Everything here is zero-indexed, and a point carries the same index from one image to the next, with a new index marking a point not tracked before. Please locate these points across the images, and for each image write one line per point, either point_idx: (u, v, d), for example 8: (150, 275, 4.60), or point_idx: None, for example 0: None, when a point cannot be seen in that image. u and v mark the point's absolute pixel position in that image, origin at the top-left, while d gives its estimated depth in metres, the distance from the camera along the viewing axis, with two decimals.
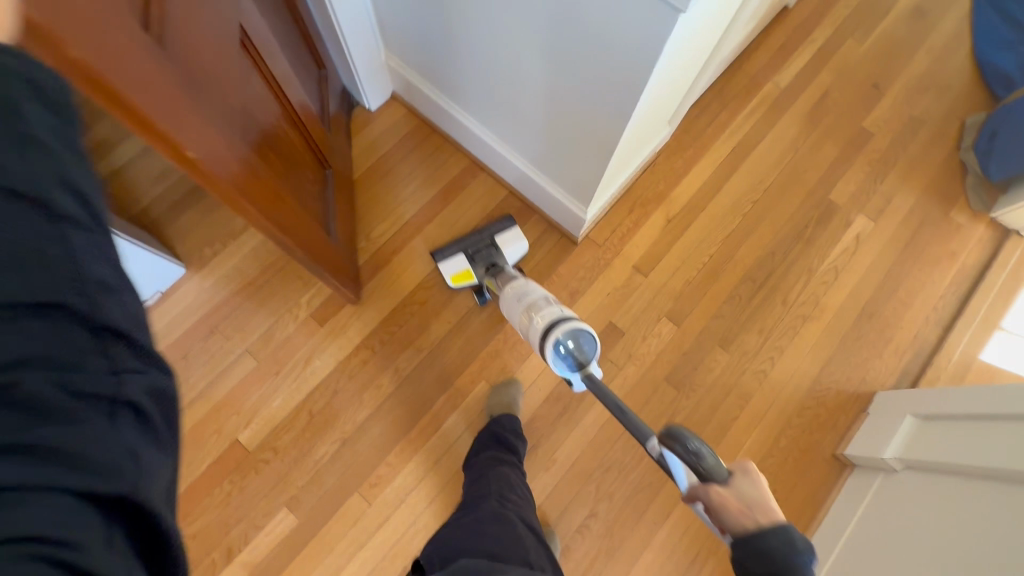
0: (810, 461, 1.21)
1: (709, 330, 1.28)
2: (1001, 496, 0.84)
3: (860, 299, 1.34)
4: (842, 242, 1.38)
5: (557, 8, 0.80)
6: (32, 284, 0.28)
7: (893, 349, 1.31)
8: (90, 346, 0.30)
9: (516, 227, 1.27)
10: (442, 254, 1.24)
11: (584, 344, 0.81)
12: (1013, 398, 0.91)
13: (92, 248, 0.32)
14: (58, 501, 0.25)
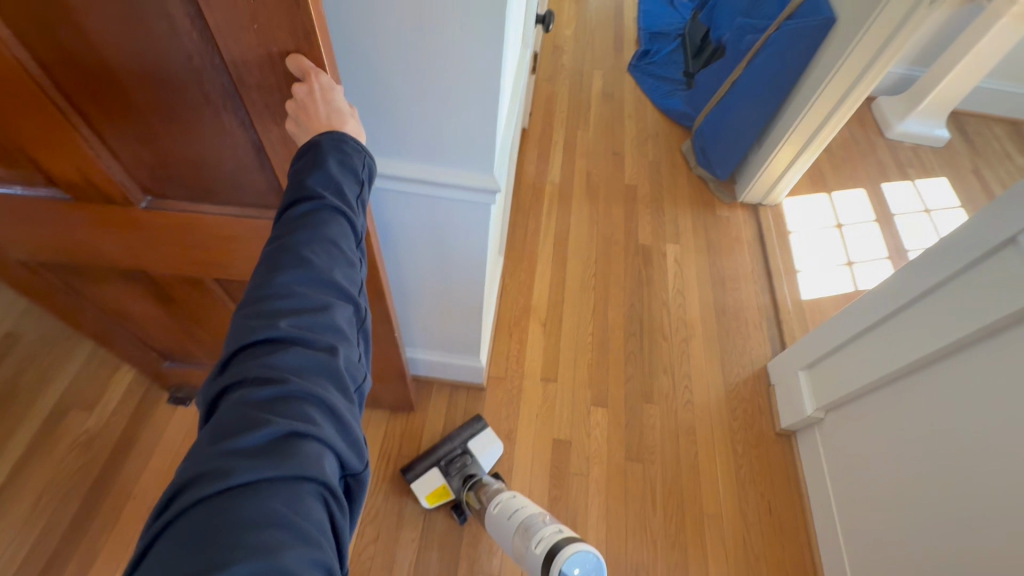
0: (769, 449, 1.34)
1: (631, 393, 1.39)
2: (907, 395, 1.03)
3: (709, 303, 1.60)
4: (670, 269, 1.66)
5: (400, 239, 0.86)
6: (343, 284, 0.51)
7: (754, 325, 1.57)
8: (351, 334, 0.52)
9: (487, 428, 1.25)
10: (414, 471, 1.18)
11: (590, 568, 0.83)
12: (850, 319, 1.17)
13: (359, 272, 0.56)
14: (331, 451, 0.42)
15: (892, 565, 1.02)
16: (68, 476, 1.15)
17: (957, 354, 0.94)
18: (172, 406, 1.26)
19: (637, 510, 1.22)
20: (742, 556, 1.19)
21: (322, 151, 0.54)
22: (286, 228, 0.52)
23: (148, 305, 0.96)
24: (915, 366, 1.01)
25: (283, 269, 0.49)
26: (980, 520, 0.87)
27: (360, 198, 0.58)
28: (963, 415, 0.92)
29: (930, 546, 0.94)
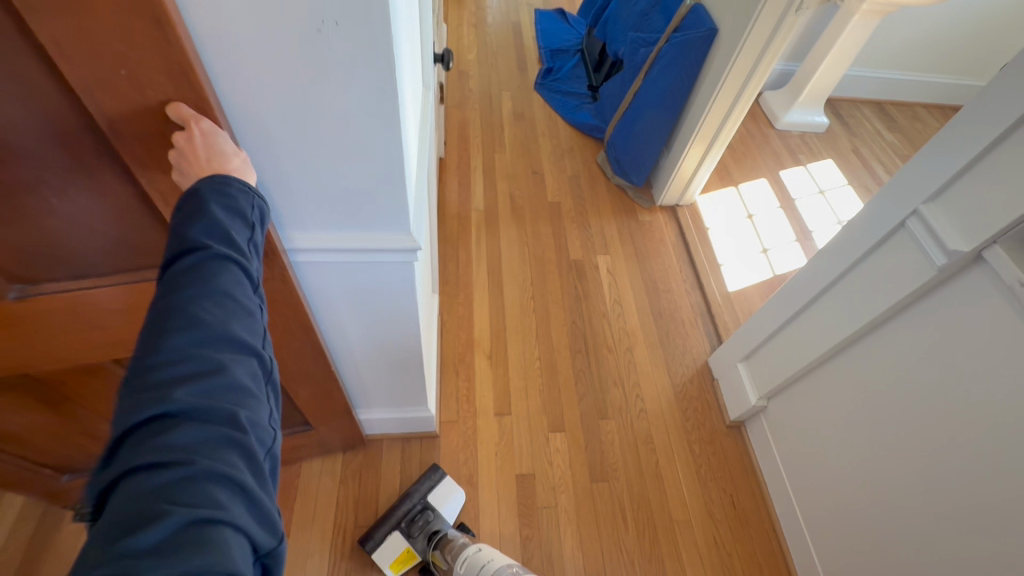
0: (723, 444, 1.38)
1: (586, 412, 1.39)
2: (837, 376, 1.10)
3: (646, 308, 1.64)
4: (604, 280, 1.69)
5: (321, 309, 0.79)
6: (245, 338, 0.45)
7: (690, 323, 1.62)
8: (259, 389, 0.45)
9: (446, 476, 1.20)
10: (374, 540, 1.10)
11: None
12: (776, 309, 1.24)
13: (263, 320, 0.49)
14: (241, 536, 0.36)
15: (850, 540, 1.07)
16: None
17: (873, 332, 1.01)
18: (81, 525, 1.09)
19: (609, 532, 1.21)
20: (716, 557, 1.20)
21: (201, 196, 0.48)
22: (167, 284, 0.44)
23: (37, 416, 0.78)
24: (839, 347, 1.08)
25: (168, 332, 0.41)
26: (916, 485, 0.93)
27: (254, 239, 0.51)
28: (887, 388, 0.98)
29: (880, 517, 1.00)
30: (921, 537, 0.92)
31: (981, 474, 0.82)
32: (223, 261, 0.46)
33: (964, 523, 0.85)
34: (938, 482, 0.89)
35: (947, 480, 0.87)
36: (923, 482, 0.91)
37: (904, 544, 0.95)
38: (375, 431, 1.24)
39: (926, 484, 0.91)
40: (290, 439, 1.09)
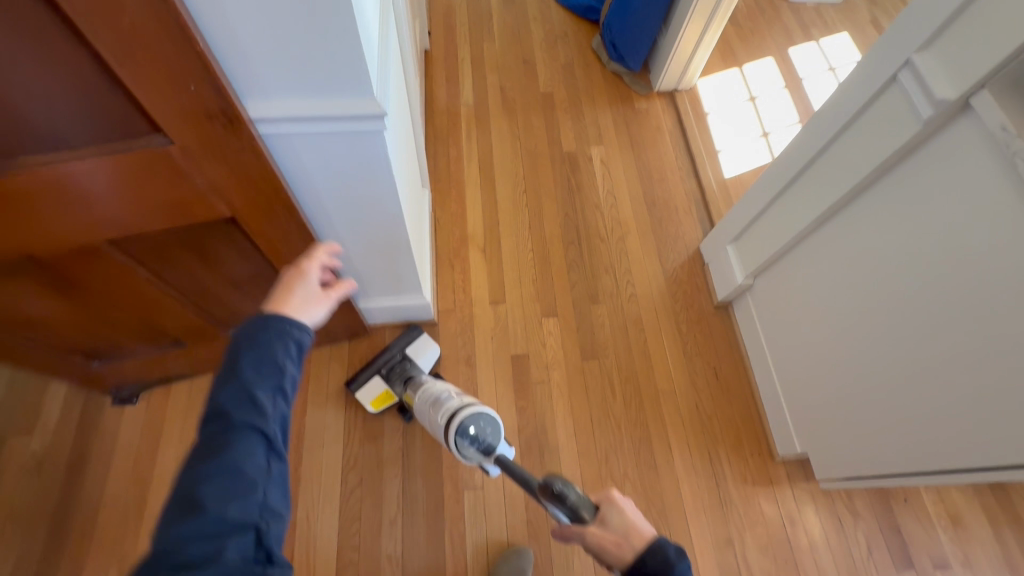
0: (711, 323, 1.44)
1: (578, 298, 1.44)
2: (821, 247, 1.11)
3: (639, 198, 1.63)
4: (598, 172, 1.66)
5: (303, 191, 0.81)
6: (239, 513, 0.53)
7: (684, 211, 1.62)
8: (250, 554, 0.52)
9: (424, 333, 1.29)
10: (357, 382, 1.23)
11: (488, 427, 0.96)
12: (766, 186, 1.23)
13: (272, 480, 0.57)
14: None
15: (823, 398, 1.14)
16: (29, 499, 1.12)
17: (858, 198, 1.00)
18: (120, 408, 1.21)
19: (599, 402, 1.31)
20: (697, 420, 1.31)
21: (234, 372, 0.59)
22: (201, 450, 0.56)
23: (46, 301, 0.84)
24: (825, 218, 1.08)
25: (182, 498, 0.52)
26: (888, 343, 0.97)
27: (276, 400, 0.60)
28: (868, 251, 0.99)
29: (854, 374, 1.06)
30: (890, 388, 0.98)
31: (953, 322, 0.85)
32: (238, 435, 0.56)
33: (935, 369, 0.89)
34: (912, 336, 0.92)
35: (920, 333, 0.91)
36: (898, 337, 0.95)
37: (875, 395, 1.01)
38: (376, 320, 1.32)
39: (897, 337, 0.95)
40: None
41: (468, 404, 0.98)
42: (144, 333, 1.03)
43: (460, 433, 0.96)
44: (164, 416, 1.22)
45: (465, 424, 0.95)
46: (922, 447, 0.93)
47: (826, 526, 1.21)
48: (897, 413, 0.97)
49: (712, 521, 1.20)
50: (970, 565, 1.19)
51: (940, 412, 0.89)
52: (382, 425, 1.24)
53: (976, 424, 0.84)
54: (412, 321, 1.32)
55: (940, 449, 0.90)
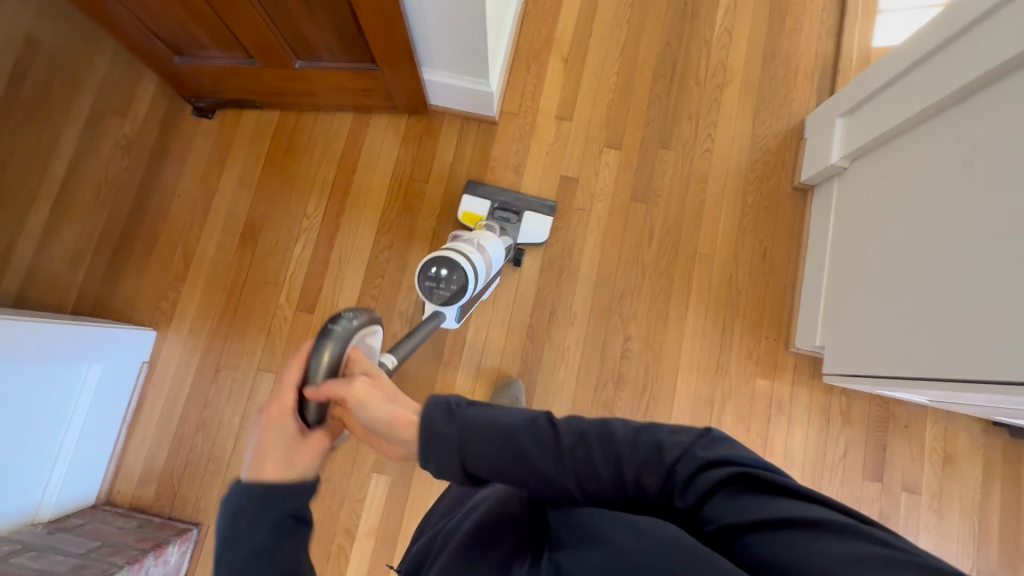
0: (780, 204, 1.31)
1: (647, 138, 1.34)
2: (943, 132, 0.95)
3: (759, 45, 1.39)
4: (723, 2, 1.41)
5: None
6: None
7: (804, 74, 1.38)
8: None
9: (549, 219, 1.25)
10: (477, 189, 1.26)
11: (451, 284, 0.93)
12: (913, 48, 1.02)
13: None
14: None
15: (861, 294, 1.07)
16: (119, 175, 1.29)
17: (1015, 72, 0.81)
18: (197, 120, 1.32)
19: (632, 246, 1.28)
20: (725, 291, 1.27)
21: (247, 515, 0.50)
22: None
23: None
24: (963, 94, 0.91)
25: None
26: (961, 252, 0.87)
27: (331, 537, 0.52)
28: (992, 139, 0.84)
29: (904, 274, 0.97)
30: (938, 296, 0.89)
31: None
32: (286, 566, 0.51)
33: (996, 280, 0.80)
34: (994, 239, 0.81)
35: (1001, 239, 0.80)
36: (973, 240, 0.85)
37: (914, 298, 0.94)
38: (438, 102, 1.29)
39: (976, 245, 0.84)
40: (358, 77, 1.16)
41: (466, 261, 0.93)
42: (221, 32, 1.06)
43: (437, 262, 0.92)
44: (234, 137, 1.31)
45: (445, 264, 0.92)
46: (935, 361, 0.88)
47: (811, 420, 1.22)
48: (930, 324, 0.90)
49: (701, 380, 1.23)
50: (940, 499, 1.18)
51: (976, 323, 0.82)
52: (420, 203, 1.29)
53: (1009, 340, 0.76)
54: (554, 206, 1.27)
55: (955, 359, 0.84)
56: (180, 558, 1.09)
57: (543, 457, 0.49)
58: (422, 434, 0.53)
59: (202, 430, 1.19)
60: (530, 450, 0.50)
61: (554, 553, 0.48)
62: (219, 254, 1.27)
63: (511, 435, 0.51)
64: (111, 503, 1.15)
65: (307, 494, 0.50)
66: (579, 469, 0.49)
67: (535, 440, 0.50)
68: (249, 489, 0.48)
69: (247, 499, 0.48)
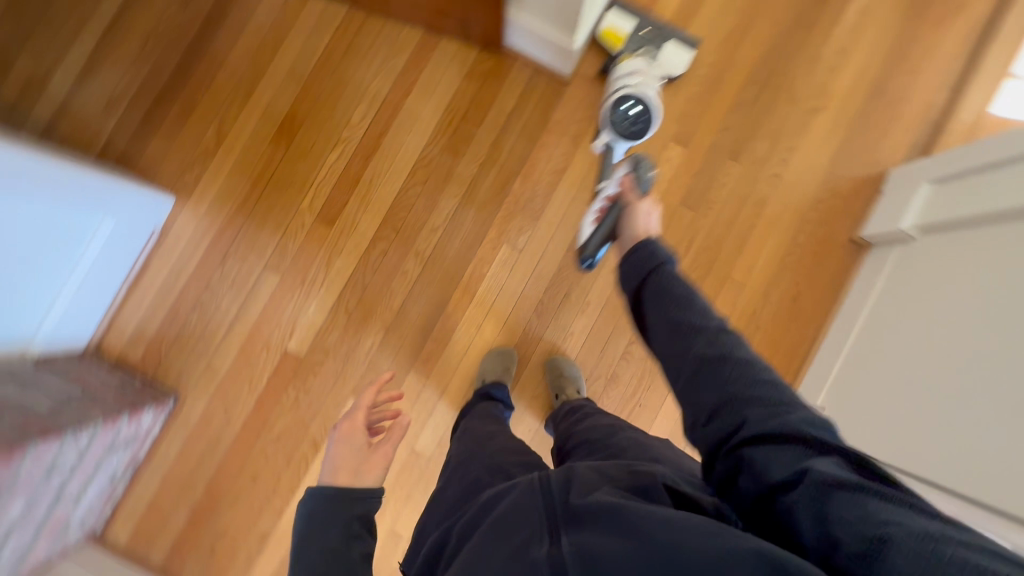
0: (831, 251, 1.24)
1: (718, 145, 1.25)
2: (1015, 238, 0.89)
3: (869, 77, 1.27)
4: (847, 19, 1.27)
5: None
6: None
7: (905, 124, 1.26)
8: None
9: (692, 49, 1.23)
10: (618, 8, 1.21)
11: (634, 121, 1.12)
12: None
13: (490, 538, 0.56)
14: None
15: (884, 372, 1.02)
16: (170, 29, 1.23)
17: None
18: None
19: None
20: (744, 324, 1.23)
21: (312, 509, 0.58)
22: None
23: None
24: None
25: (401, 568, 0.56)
26: (982, 367, 0.84)
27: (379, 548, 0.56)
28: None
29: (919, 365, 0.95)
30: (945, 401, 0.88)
31: None
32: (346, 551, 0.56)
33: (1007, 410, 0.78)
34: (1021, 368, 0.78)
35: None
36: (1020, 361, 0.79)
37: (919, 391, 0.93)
38: (514, 43, 1.20)
39: (1002, 367, 0.81)
40: None
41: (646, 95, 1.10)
42: None
43: (631, 100, 1.11)
44: (296, 22, 1.23)
45: (641, 104, 1.10)
46: (918, 461, 0.88)
47: None
48: (926, 424, 0.89)
49: None
50: None
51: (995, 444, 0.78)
52: (467, 146, 1.23)
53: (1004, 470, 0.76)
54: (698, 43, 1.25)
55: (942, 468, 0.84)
56: (153, 422, 1.13)
57: (694, 312, 0.56)
58: (642, 246, 0.65)
59: (198, 310, 1.20)
60: (707, 314, 0.56)
61: (574, 538, 0.45)
62: (253, 141, 1.22)
63: (698, 300, 0.58)
64: (99, 353, 1.18)
65: (376, 498, 0.59)
66: (718, 338, 0.53)
67: (714, 316, 0.56)
68: (322, 491, 0.58)
69: (322, 500, 0.58)
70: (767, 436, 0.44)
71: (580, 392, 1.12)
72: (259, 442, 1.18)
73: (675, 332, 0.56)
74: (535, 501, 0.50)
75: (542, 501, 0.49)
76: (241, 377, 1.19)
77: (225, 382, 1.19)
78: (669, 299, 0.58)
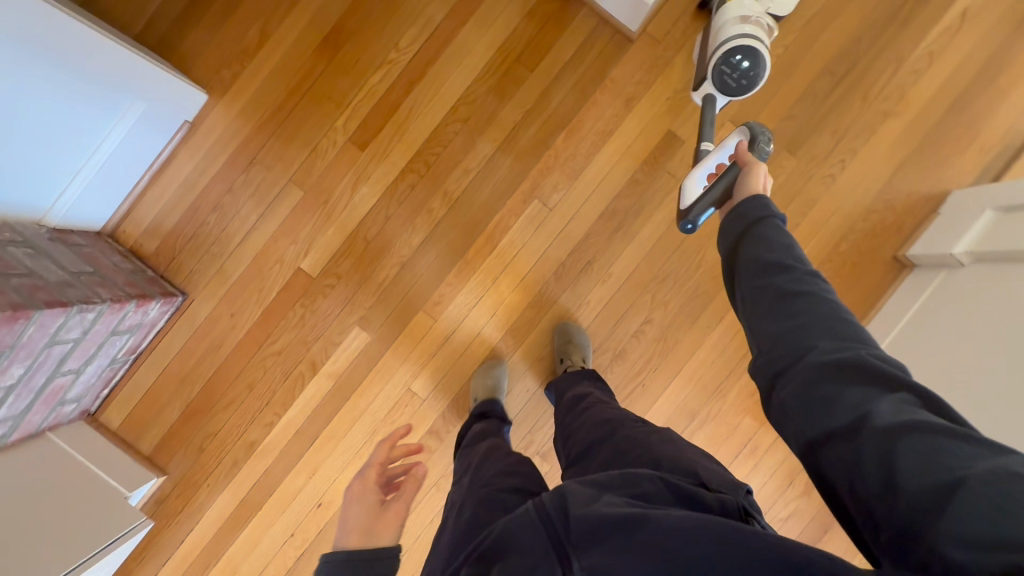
0: (871, 266, 1.19)
1: (777, 134, 1.18)
2: None
3: (954, 89, 1.18)
4: (944, 21, 1.17)
5: None
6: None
7: (980, 145, 1.18)
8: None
9: None
10: None
11: (739, 76, 0.98)
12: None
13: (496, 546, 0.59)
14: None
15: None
16: None
17: None
18: None
19: (700, 236, 1.18)
20: None
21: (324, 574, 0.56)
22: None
23: None
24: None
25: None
26: None
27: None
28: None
29: None
30: None
31: None
32: None
33: None
34: None
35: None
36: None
37: None
38: None
39: None
40: None
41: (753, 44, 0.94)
42: None
43: (738, 49, 0.95)
44: None
45: (751, 56, 0.95)
46: None
47: (773, 477, 1.20)
48: None
49: (695, 393, 1.19)
50: None
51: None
52: (515, 90, 1.17)
53: None
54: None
55: None
56: (158, 315, 1.13)
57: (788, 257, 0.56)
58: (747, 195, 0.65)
59: (217, 213, 1.18)
60: (800, 260, 0.56)
61: (586, 560, 0.48)
62: (296, 47, 1.17)
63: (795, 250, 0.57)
64: (114, 238, 1.17)
65: (389, 557, 0.58)
66: (805, 284, 0.54)
67: (808, 264, 0.56)
68: (336, 557, 0.57)
69: (336, 565, 0.56)
70: (840, 363, 0.46)
71: (585, 361, 1.10)
72: (260, 353, 1.18)
73: (760, 272, 0.56)
74: (535, 530, 0.51)
75: (545, 529, 0.51)
76: (250, 287, 1.18)
77: (234, 289, 1.18)
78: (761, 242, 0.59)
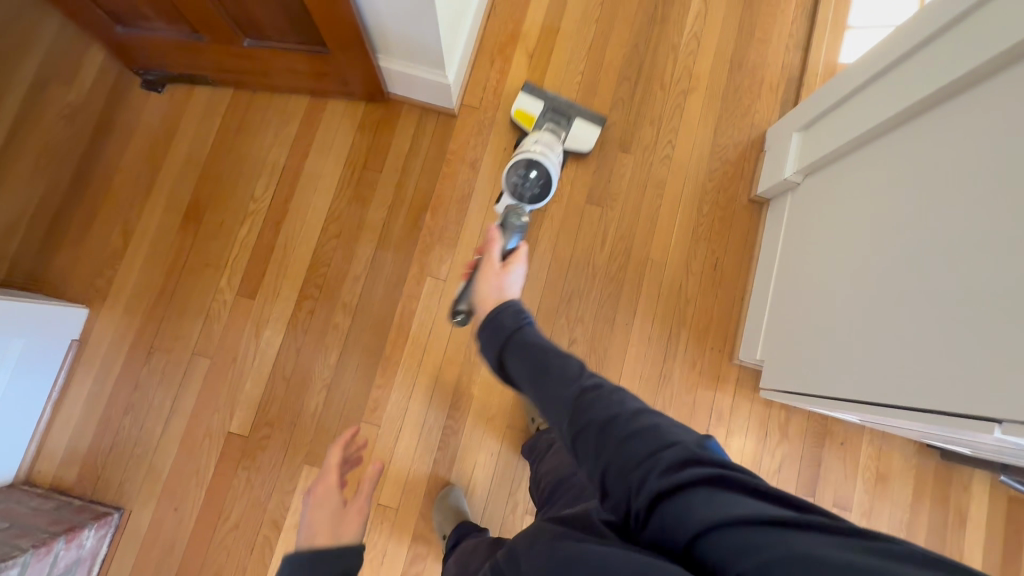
0: (735, 214, 1.31)
1: (608, 140, 1.32)
2: (874, 160, 0.97)
3: (725, 54, 1.38)
4: (693, 8, 1.40)
5: None
6: None
7: (769, 86, 1.37)
8: None
9: (596, 128, 1.28)
10: (530, 90, 1.27)
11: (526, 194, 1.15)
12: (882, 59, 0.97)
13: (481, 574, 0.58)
14: None
15: (813, 308, 1.04)
16: (61, 145, 1.25)
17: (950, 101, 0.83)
18: (147, 93, 1.28)
19: (584, 247, 1.27)
20: (674, 298, 1.26)
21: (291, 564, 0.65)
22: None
23: None
24: (947, 92, 0.83)
25: None
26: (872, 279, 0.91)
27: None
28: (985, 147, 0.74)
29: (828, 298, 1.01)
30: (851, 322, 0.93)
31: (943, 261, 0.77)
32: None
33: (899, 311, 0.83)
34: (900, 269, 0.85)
35: (987, 257, 0.71)
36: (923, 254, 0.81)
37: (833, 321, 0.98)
38: (398, 90, 1.27)
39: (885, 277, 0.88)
40: (314, 60, 1.13)
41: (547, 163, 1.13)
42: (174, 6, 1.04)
43: (527, 164, 1.14)
44: (185, 113, 1.27)
45: (538, 169, 1.14)
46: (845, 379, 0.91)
47: (749, 433, 1.22)
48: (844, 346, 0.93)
49: (643, 387, 1.23)
50: (870, 517, 1.19)
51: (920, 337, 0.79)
52: (372, 192, 1.27)
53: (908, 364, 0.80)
54: (604, 117, 1.30)
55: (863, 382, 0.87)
56: (96, 542, 1.06)
57: (552, 380, 0.58)
58: (493, 319, 0.70)
59: (132, 413, 1.16)
60: (562, 370, 0.59)
61: None
62: (161, 233, 1.23)
63: (546, 359, 0.62)
64: (31, 483, 1.12)
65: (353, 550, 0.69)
66: (575, 407, 0.54)
67: (572, 369, 0.59)
68: (298, 556, 0.66)
69: (300, 561, 0.65)
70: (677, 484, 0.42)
71: None
72: (218, 535, 1.12)
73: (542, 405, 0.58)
74: None
75: None
76: (186, 472, 1.14)
77: (171, 481, 1.14)
78: (525, 365, 0.63)
